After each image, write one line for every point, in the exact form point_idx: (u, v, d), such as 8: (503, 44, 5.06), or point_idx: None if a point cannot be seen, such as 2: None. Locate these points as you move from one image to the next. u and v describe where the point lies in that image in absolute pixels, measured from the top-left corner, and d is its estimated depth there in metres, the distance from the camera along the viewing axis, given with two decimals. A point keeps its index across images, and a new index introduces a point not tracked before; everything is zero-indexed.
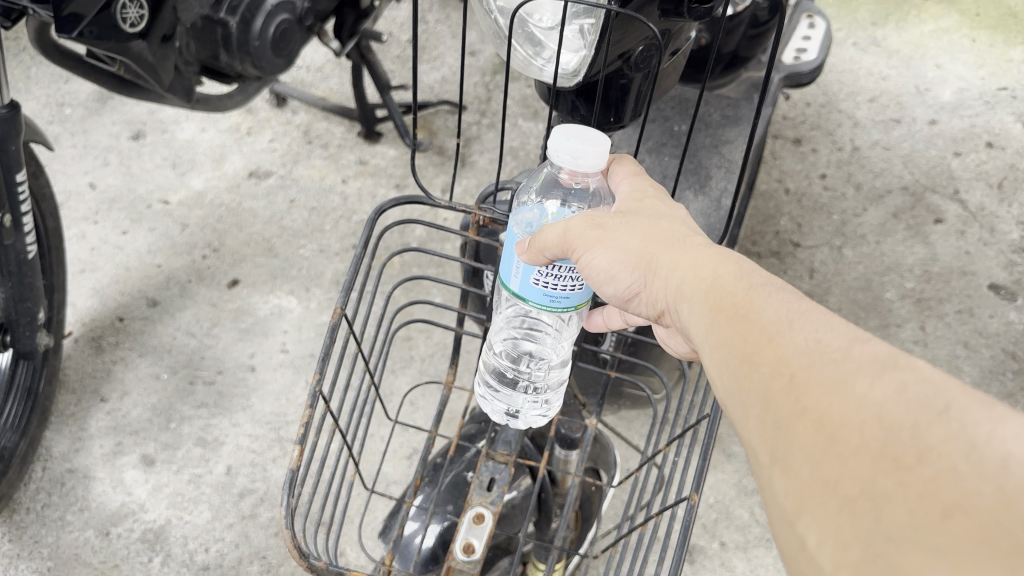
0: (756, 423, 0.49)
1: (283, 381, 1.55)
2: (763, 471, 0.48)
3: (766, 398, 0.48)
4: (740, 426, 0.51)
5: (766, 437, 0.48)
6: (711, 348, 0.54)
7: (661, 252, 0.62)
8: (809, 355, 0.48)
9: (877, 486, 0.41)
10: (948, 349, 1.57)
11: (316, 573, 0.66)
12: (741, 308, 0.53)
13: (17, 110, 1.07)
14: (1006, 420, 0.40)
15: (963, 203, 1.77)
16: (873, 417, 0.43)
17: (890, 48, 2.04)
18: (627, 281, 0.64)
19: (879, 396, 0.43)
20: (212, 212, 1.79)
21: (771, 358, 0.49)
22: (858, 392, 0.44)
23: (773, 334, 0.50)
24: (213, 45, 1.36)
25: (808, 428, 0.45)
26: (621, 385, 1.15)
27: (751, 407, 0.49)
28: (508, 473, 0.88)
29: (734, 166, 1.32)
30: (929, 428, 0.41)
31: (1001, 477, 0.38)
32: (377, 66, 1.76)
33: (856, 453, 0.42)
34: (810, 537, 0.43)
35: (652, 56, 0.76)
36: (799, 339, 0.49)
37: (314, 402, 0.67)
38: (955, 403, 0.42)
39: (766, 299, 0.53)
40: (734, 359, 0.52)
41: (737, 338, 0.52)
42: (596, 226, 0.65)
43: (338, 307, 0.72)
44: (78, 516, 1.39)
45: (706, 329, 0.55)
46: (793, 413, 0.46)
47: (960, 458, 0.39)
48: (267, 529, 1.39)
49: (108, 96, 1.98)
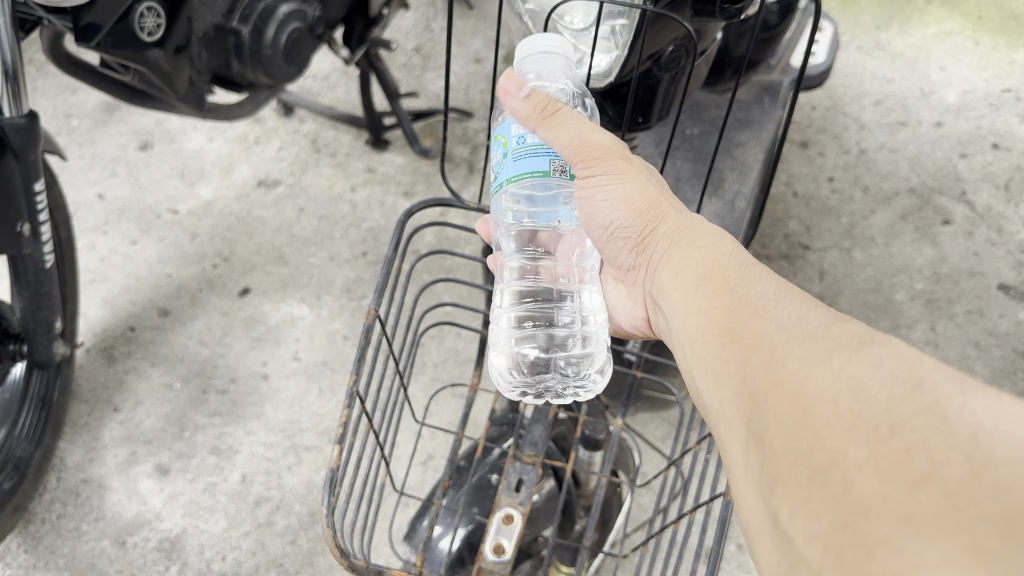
0: (736, 397, 0.55)
1: (295, 390, 1.55)
2: (737, 439, 0.53)
3: (749, 373, 0.54)
4: (719, 406, 0.56)
5: (743, 410, 0.53)
6: (699, 320, 0.62)
7: (665, 212, 0.73)
8: (789, 333, 0.55)
9: (850, 457, 0.45)
10: (960, 349, 1.58)
11: (358, 572, 0.68)
12: (731, 287, 0.62)
13: (36, 120, 1.06)
14: (978, 394, 0.45)
15: (970, 204, 1.78)
16: (848, 391, 0.48)
17: (893, 51, 2.05)
18: (623, 224, 0.76)
19: (854, 372, 0.49)
20: (221, 221, 1.79)
21: (753, 333, 0.57)
22: (835, 372, 0.50)
23: (756, 316, 0.58)
24: (225, 54, 1.35)
25: (783, 400, 0.51)
26: (643, 386, 1.16)
27: (728, 382, 0.56)
28: (537, 473, 0.88)
29: (748, 168, 1.33)
30: (903, 404, 0.46)
31: (972, 449, 0.42)
32: (386, 74, 1.77)
33: (830, 424, 0.47)
34: (783, 510, 0.47)
35: (680, 57, 0.78)
36: (780, 319, 0.57)
37: (351, 402, 0.68)
38: (929, 379, 0.47)
39: (752, 281, 0.62)
40: (718, 330, 0.60)
41: (724, 309, 0.60)
42: (624, 158, 0.76)
43: (372, 308, 0.72)
44: (94, 526, 1.39)
45: (695, 305, 0.64)
46: (771, 385, 0.52)
47: (933, 432, 0.43)
48: (283, 536, 1.38)
49: (115, 106, 1.98)
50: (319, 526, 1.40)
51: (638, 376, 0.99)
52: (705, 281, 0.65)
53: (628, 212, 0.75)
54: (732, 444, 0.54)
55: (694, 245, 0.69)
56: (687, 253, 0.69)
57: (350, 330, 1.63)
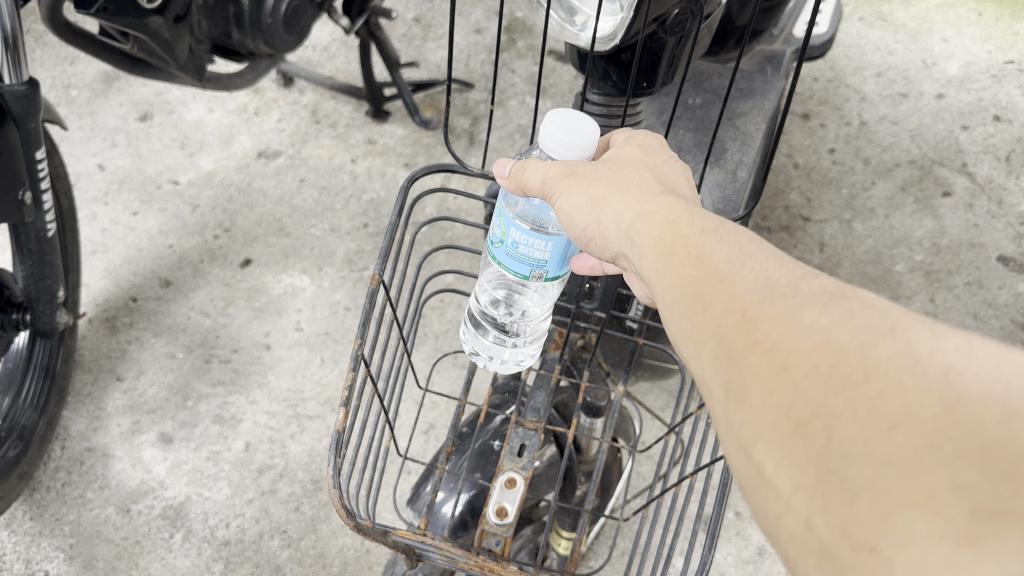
0: (706, 358, 0.47)
1: (298, 360, 1.55)
2: (714, 399, 0.46)
3: (717, 335, 0.47)
4: (695, 365, 0.49)
5: (719, 369, 0.46)
6: (664, 292, 0.53)
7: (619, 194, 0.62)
8: (755, 288, 0.46)
9: (828, 407, 0.39)
10: (958, 321, 1.58)
11: (363, 532, 0.69)
12: (693, 257, 0.51)
13: (36, 87, 1.06)
14: (950, 333, 0.39)
15: (971, 175, 1.78)
16: (822, 341, 0.41)
17: (896, 22, 2.05)
18: (583, 225, 0.64)
19: (824, 319, 0.42)
20: (222, 192, 1.79)
21: (719, 297, 0.48)
22: (807, 320, 0.43)
23: (723, 272, 0.49)
24: (226, 23, 1.34)
25: (757, 357, 0.44)
26: (643, 354, 1.16)
27: (701, 339, 0.48)
28: (539, 439, 0.90)
29: (750, 139, 1.34)
30: (876, 347, 0.40)
31: (943, 387, 0.37)
32: (387, 43, 1.76)
33: (805, 377, 0.41)
34: (766, 464, 0.42)
35: (685, 20, 0.79)
36: (746, 275, 0.48)
37: (356, 365, 0.69)
38: (899, 324, 0.41)
39: (716, 240, 0.52)
40: (682, 298, 0.50)
41: (687, 277, 0.51)
42: (570, 174, 0.66)
43: (376, 273, 0.73)
44: (99, 494, 1.40)
45: (660, 276, 0.54)
46: (744, 344, 0.45)
47: (905, 372, 0.38)
48: (287, 504, 1.39)
49: (115, 77, 1.98)
50: (322, 493, 1.41)
51: (641, 344, 0.99)
52: (666, 255, 0.54)
53: (581, 210, 0.64)
54: (710, 402, 0.47)
55: (656, 220, 0.57)
56: (644, 227, 0.58)
57: (351, 302, 1.63)
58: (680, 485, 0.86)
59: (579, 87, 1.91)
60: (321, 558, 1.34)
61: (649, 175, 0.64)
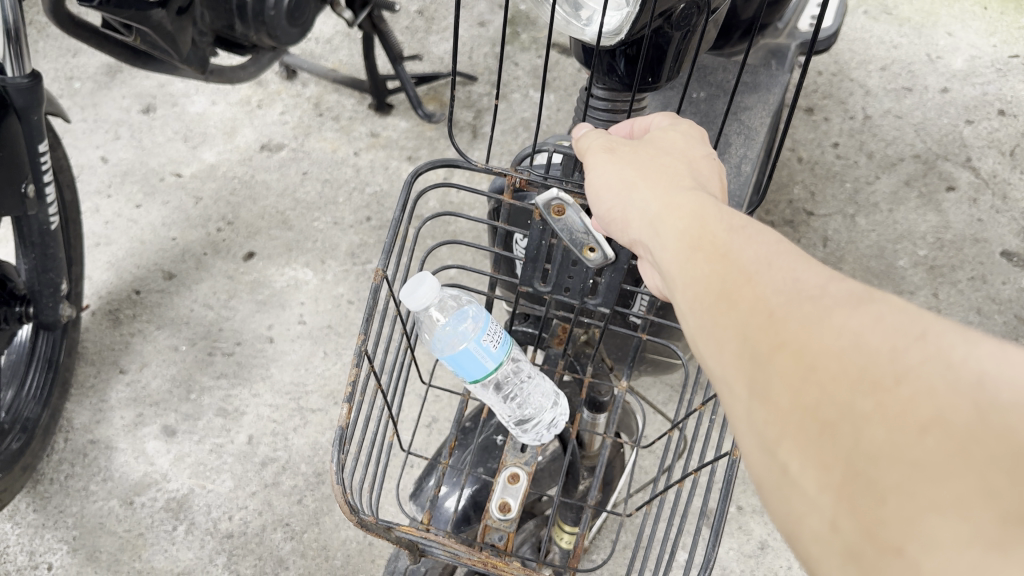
0: (731, 356, 0.47)
1: (301, 353, 1.56)
2: (740, 398, 0.45)
3: (743, 333, 0.46)
4: (718, 361, 0.48)
5: (744, 366, 0.45)
6: (689, 291, 0.52)
7: (648, 186, 0.62)
8: (783, 291, 0.46)
9: (855, 408, 0.39)
10: (961, 316, 1.58)
11: (366, 527, 0.70)
12: (722, 254, 0.51)
13: (39, 80, 1.06)
14: (980, 340, 0.39)
15: (975, 170, 1.78)
16: (850, 345, 0.41)
17: (901, 16, 2.04)
18: (610, 206, 0.64)
19: (856, 325, 0.42)
20: (225, 184, 1.79)
21: (747, 296, 0.47)
22: (836, 322, 0.42)
23: (750, 272, 0.49)
24: (228, 15, 1.33)
25: (787, 360, 0.43)
26: (646, 349, 1.16)
27: (729, 341, 0.47)
28: (542, 434, 0.89)
29: (754, 133, 1.34)
30: (907, 352, 0.39)
31: (973, 394, 0.36)
32: (390, 36, 1.75)
33: (834, 378, 0.40)
34: (793, 465, 0.41)
35: (692, 15, 0.78)
36: (774, 277, 0.47)
37: (359, 361, 0.69)
38: (930, 329, 0.40)
39: (744, 241, 0.51)
40: (710, 297, 0.50)
41: (715, 275, 0.50)
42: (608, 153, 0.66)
43: (379, 269, 0.73)
44: (102, 486, 1.40)
45: (684, 273, 0.53)
46: (771, 345, 0.44)
47: (936, 377, 0.37)
48: (290, 497, 1.40)
49: (118, 68, 1.98)
50: (325, 486, 1.41)
51: (644, 340, 0.98)
52: (694, 251, 0.53)
53: (612, 191, 0.64)
54: (735, 403, 0.46)
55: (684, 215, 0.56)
56: (670, 221, 0.57)
57: (354, 295, 1.63)
58: (683, 480, 0.85)
59: (583, 80, 1.91)
60: (324, 551, 1.35)
61: (681, 169, 0.63)
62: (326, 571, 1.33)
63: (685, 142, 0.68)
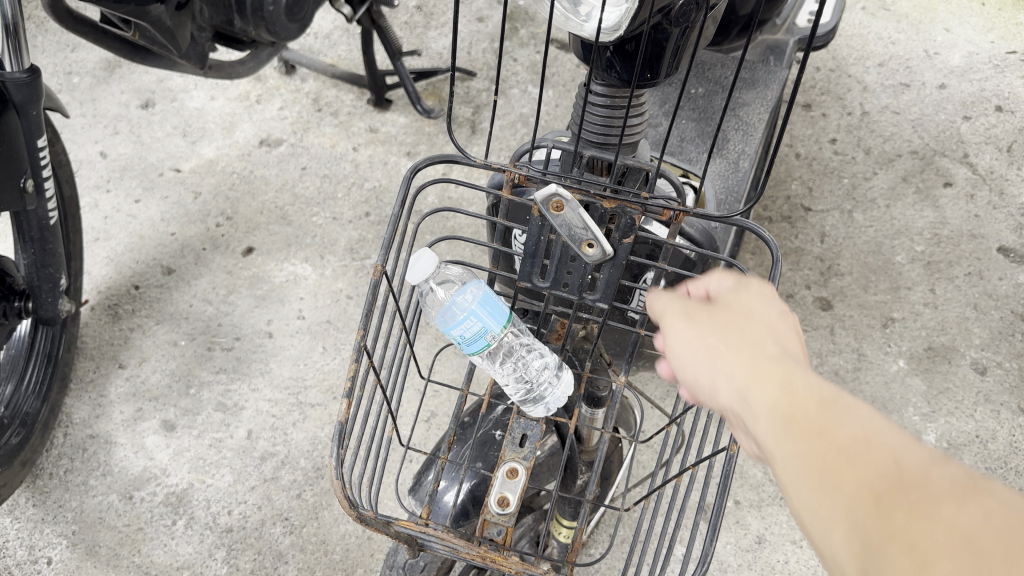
0: (838, 548, 0.39)
1: (300, 347, 1.56)
2: None
3: (849, 519, 0.39)
4: (819, 551, 0.40)
5: (854, 559, 0.38)
6: (777, 468, 0.44)
7: (722, 345, 0.53)
8: (891, 469, 0.39)
9: None
10: (958, 311, 1.59)
11: (366, 522, 0.70)
12: (816, 426, 0.43)
13: (38, 75, 1.06)
14: None
15: (972, 166, 1.78)
16: (981, 536, 0.34)
17: (899, 12, 2.05)
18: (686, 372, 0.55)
19: (979, 513, 0.35)
20: (224, 179, 1.79)
21: (852, 475, 0.40)
22: (962, 508, 0.36)
23: (851, 449, 0.41)
24: (227, 10, 1.32)
25: (903, 554, 0.36)
26: (644, 344, 1.17)
27: (833, 531, 0.39)
28: (541, 429, 0.91)
29: (752, 129, 1.36)
30: None
31: None
32: (389, 32, 1.76)
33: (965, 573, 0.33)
34: None
35: (690, 11, 0.79)
36: (881, 451, 0.40)
37: (359, 356, 0.69)
38: None
39: (841, 408, 0.44)
40: (803, 476, 0.42)
41: (809, 450, 0.43)
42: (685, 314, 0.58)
43: (379, 265, 0.73)
44: (102, 481, 1.41)
45: (769, 445, 0.45)
46: (884, 534, 0.37)
47: None
48: (289, 491, 1.40)
49: (117, 64, 1.98)
50: (324, 481, 1.41)
51: (643, 335, 0.99)
52: (781, 421, 0.45)
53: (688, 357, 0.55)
54: None
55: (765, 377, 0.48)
56: (749, 381, 0.49)
57: (353, 290, 1.63)
58: (680, 475, 0.86)
59: (581, 76, 1.91)
60: (322, 546, 1.35)
61: (758, 323, 0.55)
62: (325, 565, 1.33)
63: (763, 304, 0.58)
